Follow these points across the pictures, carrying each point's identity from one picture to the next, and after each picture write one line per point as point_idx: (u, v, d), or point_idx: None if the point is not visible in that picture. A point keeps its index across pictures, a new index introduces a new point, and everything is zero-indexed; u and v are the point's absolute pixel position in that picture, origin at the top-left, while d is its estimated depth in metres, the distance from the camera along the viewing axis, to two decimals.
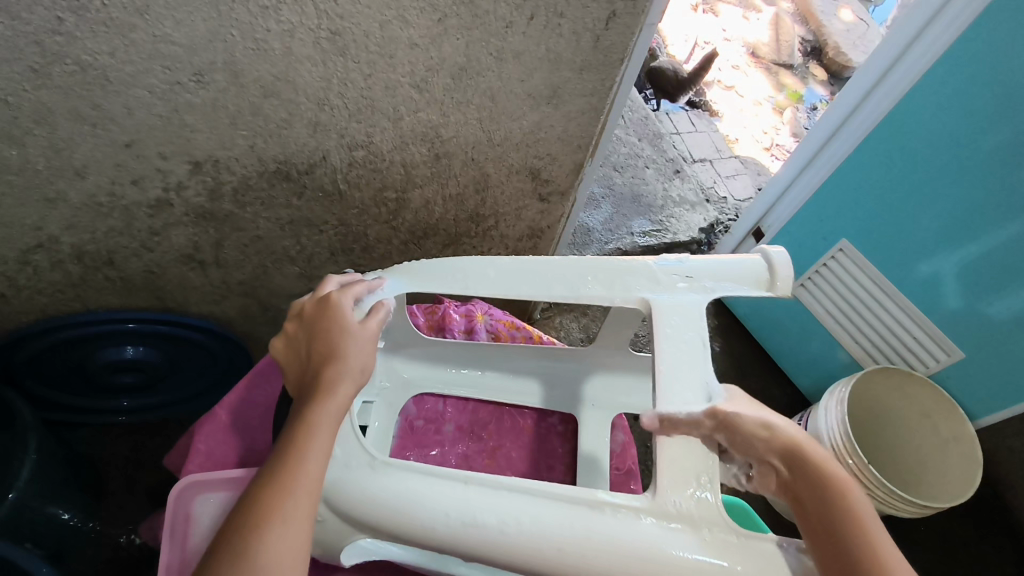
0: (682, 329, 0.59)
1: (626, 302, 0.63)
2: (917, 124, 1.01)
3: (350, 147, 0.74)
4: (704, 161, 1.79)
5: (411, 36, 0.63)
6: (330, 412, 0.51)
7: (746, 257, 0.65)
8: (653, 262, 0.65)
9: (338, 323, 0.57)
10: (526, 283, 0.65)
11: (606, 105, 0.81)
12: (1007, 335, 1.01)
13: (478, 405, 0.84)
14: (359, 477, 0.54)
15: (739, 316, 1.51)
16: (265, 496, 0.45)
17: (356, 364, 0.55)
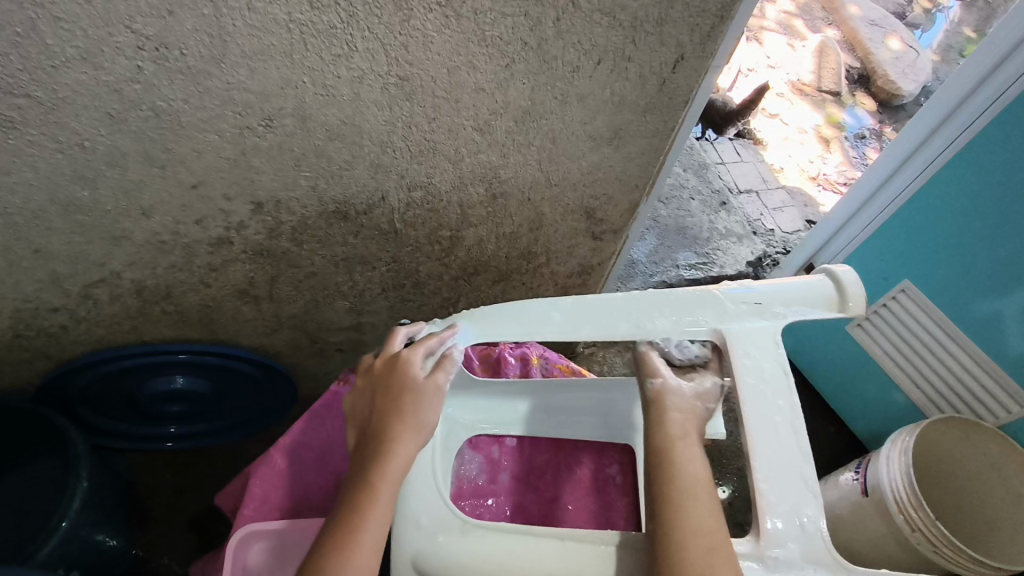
0: (758, 358, 0.58)
1: (694, 338, 0.61)
2: (988, 163, 0.96)
3: (408, 187, 0.74)
4: (750, 192, 1.75)
5: (477, 81, 0.63)
6: (392, 478, 0.51)
7: (813, 278, 0.62)
8: (719, 291, 0.62)
9: (405, 381, 0.56)
10: (591, 323, 0.61)
11: (666, 146, 0.79)
12: None
13: (534, 454, 0.81)
14: (452, 539, 0.53)
15: (791, 353, 1.45)
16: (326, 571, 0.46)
17: (417, 426, 0.54)
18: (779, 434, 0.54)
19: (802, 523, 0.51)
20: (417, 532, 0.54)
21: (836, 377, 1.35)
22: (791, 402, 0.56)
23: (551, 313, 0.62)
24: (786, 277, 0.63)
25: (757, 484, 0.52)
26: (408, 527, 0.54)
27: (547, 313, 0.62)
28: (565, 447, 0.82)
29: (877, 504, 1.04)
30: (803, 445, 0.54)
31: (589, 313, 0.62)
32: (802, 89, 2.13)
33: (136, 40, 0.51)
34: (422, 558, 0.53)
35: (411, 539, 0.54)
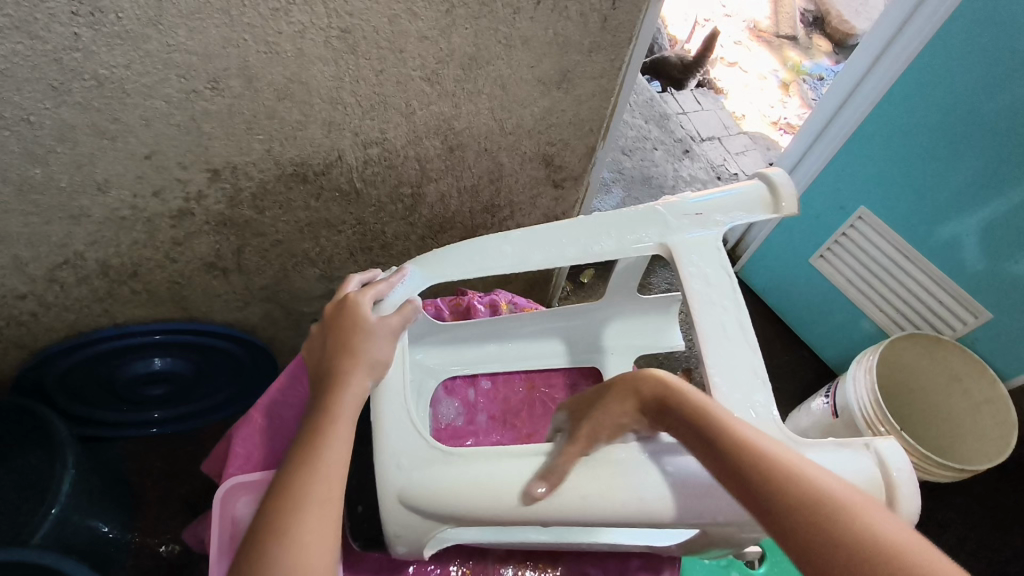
0: (702, 267, 0.59)
1: (640, 252, 0.61)
2: (935, 81, 0.98)
3: (364, 145, 0.74)
4: (712, 139, 1.78)
5: (419, 29, 0.63)
6: (346, 406, 0.53)
7: (747, 183, 0.62)
8: (660, 206, 0.62)
9: (359, 322, 0.58)
10: (540, 252, 0.62)
11: (616, 86, 0.81)
12: None
13: (509, 392, 0.80)
14: (431, 472, 0.53)
15: (760, 291, 1.49)
16: (291, 480, 0.48)
17: (368, 362, 0.57)
18: (730, 333, 0.56)
19: (753, 413, 0.53)
20: (400, 473, 0.53)
21: (806, 308, 1.38)
22: (737, 301, 0.57)
23: (501, 247, 0.63)
24: (724, 184, 0.63)
25: (711, 379, 0.55)
26: (389, 466, 0.53)
27: (498, 247, 0.63)
28: (538, 384, 0.80)
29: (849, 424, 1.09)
30: (752, 340, 0.56)
31: (539, 241, 0.63)
32: (760, 35, 2.16)
33: (68, 5, 0.51)
34: (408, 493, 0.52)
35: (393, 478, 0.53)
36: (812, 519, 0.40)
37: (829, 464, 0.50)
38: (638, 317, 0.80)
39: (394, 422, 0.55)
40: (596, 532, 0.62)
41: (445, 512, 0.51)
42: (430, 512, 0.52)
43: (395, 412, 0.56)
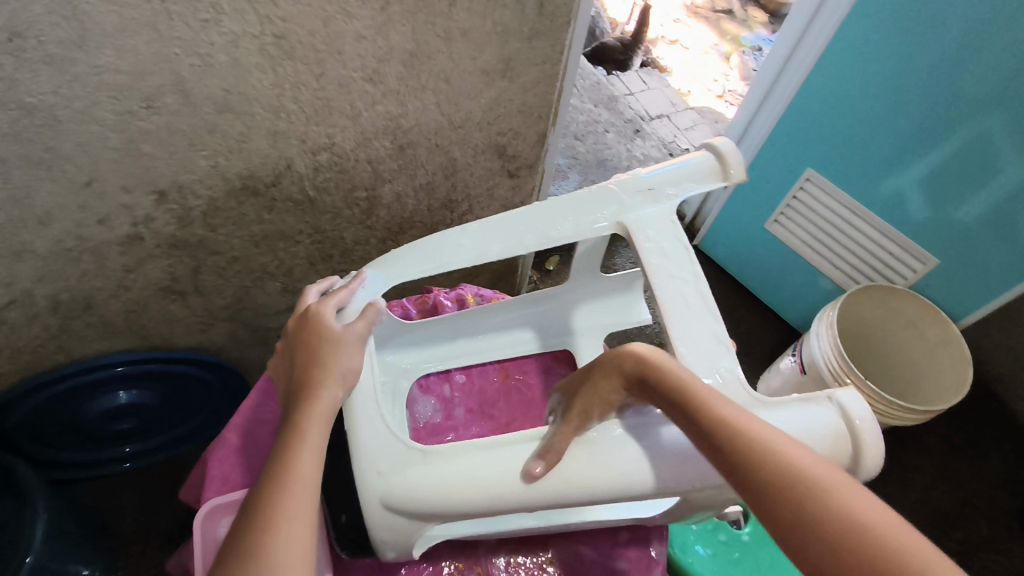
0: (658, 241, 0.60)
1: (598, 232, 0.61)
2: (865, 40, 1.01)
3: (313, 152, 0.73)
4: (661, 117, 1.80)
5: (356, 29, 0.62)
6: (319, 414, 0.51)
7: (693, 155, 0.63)
8: (612, 184, 0.62)
9: (324, 331, 0.57)
10: (497, 242, 0.62)
11: (559, 71, 0.81)
12: (979, 234, 1.04)
13: (483, 382, 0.79)
14: (410, 473, 0.52)
15: (721, 261, 1.52)
16: (263, 497, 0.45)
17: (339, 372, 0.55)
18: (690, 304, 0.57)
19: (718, 378, 0.54)
20: (380, 476, 0.52)
21: (767, 272, 1.42)
22: (694, 271, 0.59)
23: (460, 241, 0.63)
24: (672, 158, 0.64)
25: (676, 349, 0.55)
26: (367, 471, 0.53)
27: (457, 241, 0.63)
28: (511, 372, 0.79)
29: (818, 379, 1.13)
30: (711, 307, 0.57)
31: (496, 231, 0.63)
32: (697, 12, 2.20)
33: None
34: (387, 496, 0.52)
35: (373, 482, 0.52)
36: (782, 492, 0.41)
37: (793, 421, 0.51)
38: (604, 297, 0.81)
39: (368, 426, 0.55)
40: (584, 510, 0.63)
41: (425, 512, 0.51)
42: (413, 512, 0.52)
43: (369, 417, 0.55)
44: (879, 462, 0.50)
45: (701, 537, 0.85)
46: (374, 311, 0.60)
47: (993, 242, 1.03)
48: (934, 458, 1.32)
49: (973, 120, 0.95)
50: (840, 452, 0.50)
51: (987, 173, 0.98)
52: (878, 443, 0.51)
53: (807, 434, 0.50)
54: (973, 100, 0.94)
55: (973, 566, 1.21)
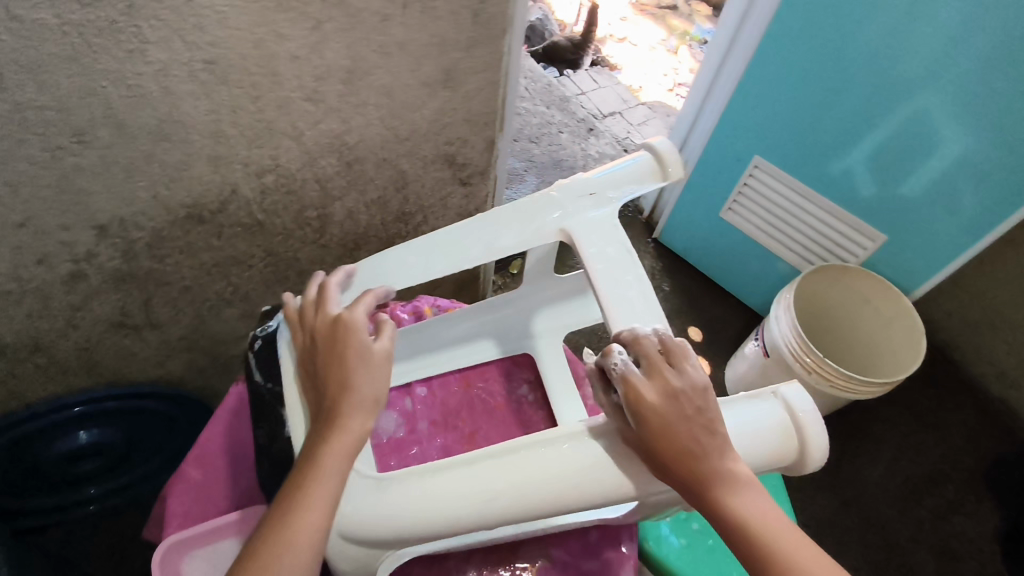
0: (603, 246, 0.59)
1: (542, 240, 0.62)
2: (799, 29, 1.04)
3: (257, 175, 0.72)
4: (614, 114, 1.82)
5: (289, 49, 0.62)
6: (347, 431, 0.53)
7: (634, 155, 0.63)
8: (553, 190, 0.62)
9: (359, 353, 0.56)
10: (440, 259, 0.63)
11: (501, 77, 0.82)
12: (922, 209, 1.07)
13: (445, 394, 0.78)
14: (364, 501, 0.52)
15: (681, 252, 1.55)
16: (270, 534, 0.48)
17: (368, 390, 0.55)
18: (634, 306, 0.56)
19: None
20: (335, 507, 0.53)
21: (725, 260, 1.45)
22: (637, 271, 0.58)
23: (406, 260, 0.64)
24: (613, 160, 0.63)
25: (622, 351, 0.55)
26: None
27: (403, 259, 0.64)
28: (473, 381, 0.80)
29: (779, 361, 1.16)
30: (655, 306, 0.57)
31: (441, 246, 0.63)
32: (643, 9, 2.24)
33: None
34: (345, 529, 0.52)
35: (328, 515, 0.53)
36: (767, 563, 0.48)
37: (743, 422, 0.52)
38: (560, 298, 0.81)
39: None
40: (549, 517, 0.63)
41: (385, 539, 0.51)
42: (373, 541, 0.52)
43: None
44: (825, 451, 0.51)
45: (676, 527, 0.86)
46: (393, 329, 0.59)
47: (935, 216, 1.07)
48: (900, 428, 1.36)
49: (909, 99, 0.99)
50: (783, 444, 0.51)
51: (927, 148, 1.01)
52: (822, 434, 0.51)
53: (755, 437, 0.51)
54: (906, 81, 0.97)
55: (943, 529, 1.25)
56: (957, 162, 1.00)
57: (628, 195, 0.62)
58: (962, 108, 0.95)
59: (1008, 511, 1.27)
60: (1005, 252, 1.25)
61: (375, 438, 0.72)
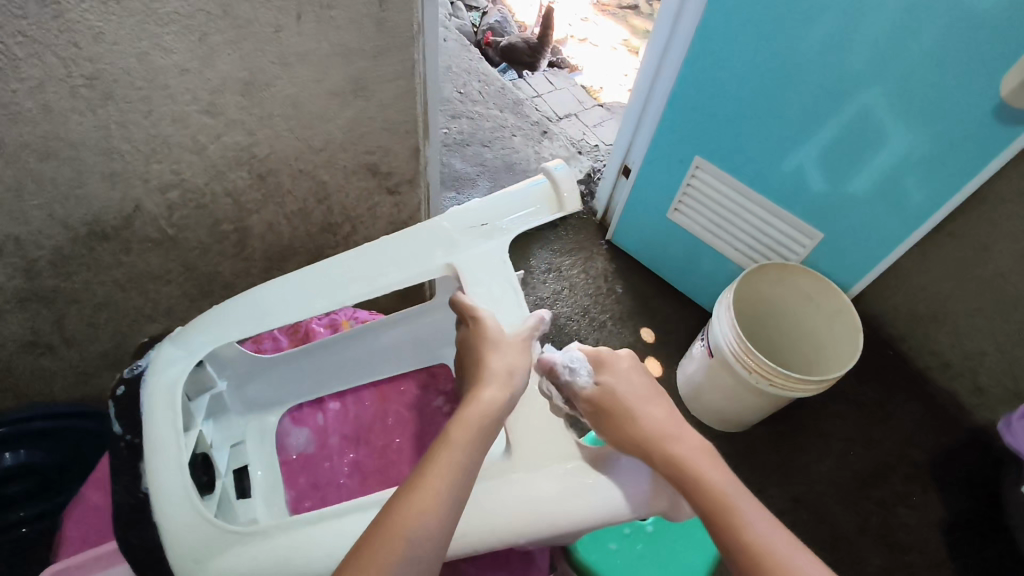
0: (489, 283, 0.61)
1: (432, 273, 0.61)
2: (728, 34, 1.02)
3: (161, 190, 0.71)
4: (570, 117, 1.82)
5: (177, 62, 0.60)
6: (473, 421, 0.53)
7: (532, 180, 0.62)
8: (444, 221, 0.62)
9: (489, 333, 0.57)
10: (320, 294, 0.60)
11: (417, 85, 0.80)
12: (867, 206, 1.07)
13: (358, 409, 0.76)
14: (227, 556, 0.50)
15: (633, 252, 1.55)
16: (385, 521, 0.47)
17: (502, 376, 0.55)
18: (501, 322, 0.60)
19: None
20: (195, 567, 0.50)
21: (674, 260, 1.45)
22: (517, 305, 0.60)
23: (284, 295, 0.60)
24: (510, 187, 0.62)
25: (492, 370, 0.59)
26: (180, 562, 0.50)
27: (280, 295, 0.60)
28: (388, 395, 0.77)
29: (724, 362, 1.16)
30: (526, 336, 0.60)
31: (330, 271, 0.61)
32: (605, 9, 2.28)
33: None
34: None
35: (188, 571, 0.50)
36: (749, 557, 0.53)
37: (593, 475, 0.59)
38: None
39: (180, 515, 0.52)
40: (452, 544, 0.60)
41: None
42: None
43: (177, 510, 0.52)
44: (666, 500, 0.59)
45: (608, 534, 0.87)
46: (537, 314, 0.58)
47: (880, 213, 1.06)
48: (850, 423, 1.37)
49: (845, 100, 0.97)
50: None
51: (871, 145, 1.00)
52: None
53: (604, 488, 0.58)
54: (849, 80, 0.95)
55: (891, 522, 1.26)
56: (900, 159, 0.98)
57: (522, 225, 0.62)
58: (902, 106, 0.93)
59: (952, 501, 1.29)
60: (946, 246, 1.26)
61: (284, 454, 0.72)
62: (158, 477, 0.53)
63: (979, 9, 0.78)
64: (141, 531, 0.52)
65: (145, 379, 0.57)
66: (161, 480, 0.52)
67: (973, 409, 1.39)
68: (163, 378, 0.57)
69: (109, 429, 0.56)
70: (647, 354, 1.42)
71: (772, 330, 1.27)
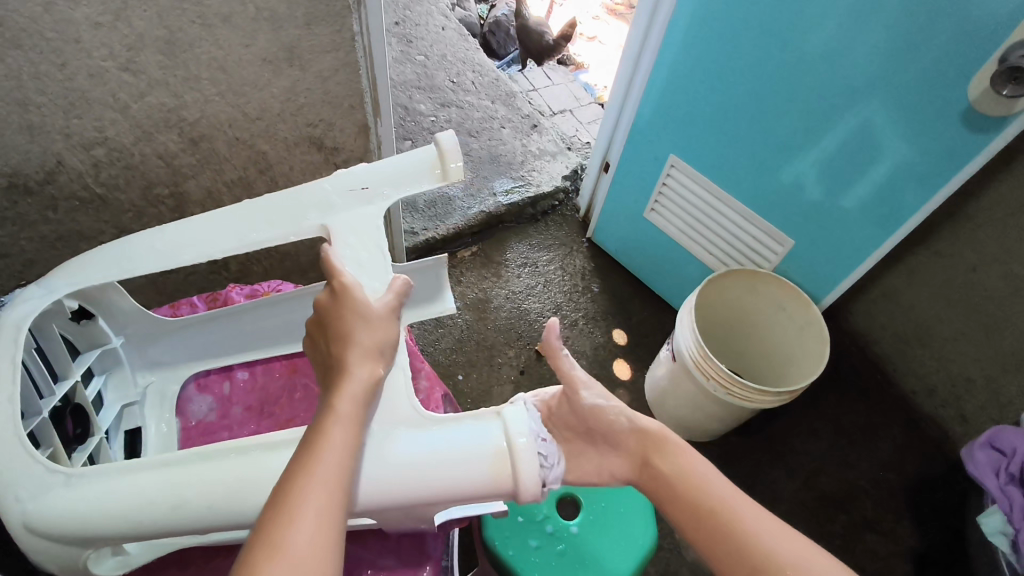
0: (357, 249, 0.58)
1: (305, 233, 0.60)
2: (705, 24, 0.98)
3: (84, 147, 0.70)
4: (563, 113, 1.80)
5: (88, 15, 0.59)
6: (350, 398, 0.49)
7: (421, 151, 0.61)
8: (326, 182, 0.61)
9: (355, 307, 0.53)
10: (188, 247, 0.60)
11: (358, 59, 0.79)
12: (847, 216, 1.02)
13: (266, 380, 0.77)
14: (50, 498, 0.50)
15: (612, 253, 1.52)
16: (273, 510, 0.42)
17: (373, 348, 0.52)
18: (365, 269, 0.57)
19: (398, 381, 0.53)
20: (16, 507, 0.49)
21: (650, 263, 1.42)
22: (385, 278, 0.57)
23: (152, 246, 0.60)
24: (398, 155, 0.61)
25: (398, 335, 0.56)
26: (5, 502, 0.50)
27: (149, 245, 0.60)
28: (299, 368, 0.77)
29: (682, 366, 1.12)
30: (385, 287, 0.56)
31: (215, 234, 0.60)
32: (616, 10, 2.24)
33: None
34: (33, 521, 0.49)
35: (11, 511, 0.49)
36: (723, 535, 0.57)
37: (462, 441, 0.49)
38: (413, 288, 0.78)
39: (11, 461, 0.51)
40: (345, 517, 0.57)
41: (76, 535, 0.49)
42: (64, 539, 0.49)
43: (6, 449, 0.50)
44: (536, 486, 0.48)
45: (529, 530, 0.83)
46: (404, 284, 0.55)
47: (858, 223, 1.01)
48: (823, 441, 1.30)
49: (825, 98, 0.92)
50: (497, 475, 0.49)
51: (859, 152, 0.94)
52: (535, 468, 0.49)
53: (470, 455, 0.49)
54: (840, 85, 0.89)
55: (856, 547, 1.19)
56: (894, 171, 0.92)
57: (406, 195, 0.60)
58: (897, 114, 0.87)
59: (924, 531, 1.21)
60: (930, 263, 1.21)
61: (183, 421, 0.75)
62: None
63: (983, 16, 0.73)
64: None
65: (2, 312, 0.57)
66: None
67: (958, 438, 1.31)
68: (15, 313, 0.57)
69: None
70: (616, 355, 1.38)
71: (739, 334, 1.23)
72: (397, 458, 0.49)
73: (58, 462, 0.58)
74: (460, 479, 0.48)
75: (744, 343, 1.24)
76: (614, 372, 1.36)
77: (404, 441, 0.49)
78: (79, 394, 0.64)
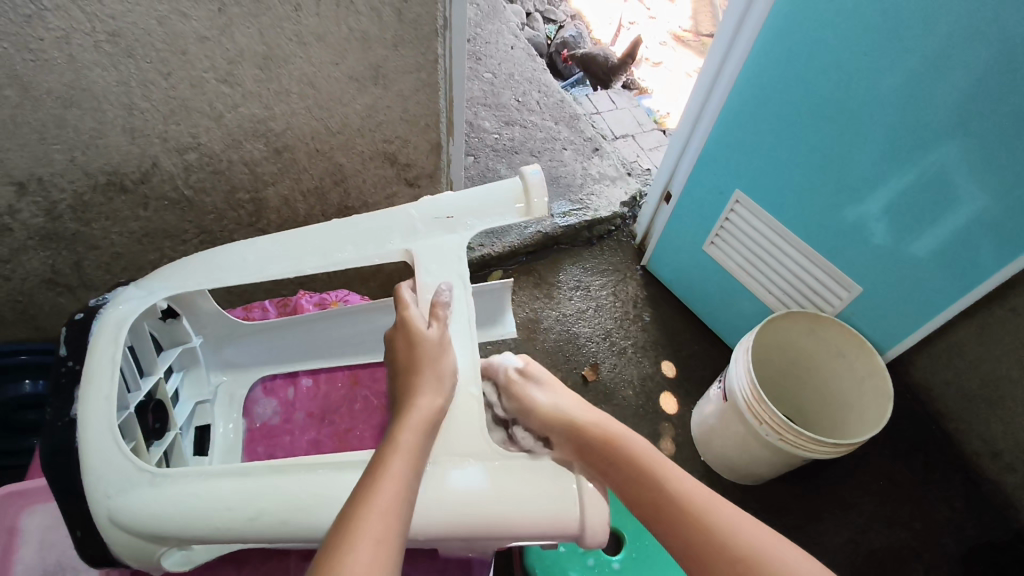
0: (437, 277, 0.60)
1: (387, 257, 0.62)
2: (782, 62, 0.97)
3: (178, 151, 0.74)
4: (625, 137, 1.80)
5: (196, 29, 0.62)
6: (415, 426, 0.51)
7: (506, 182, 0.63)
8: (412, 208, 0.63)
9: (422, 343, 0.56)
10: (277, 262, 0.62)
11: (439, 80, 0.81)
12: (921, 267, 0.98)
13: (329, 388, 0.82)
14: (135, 495, 0.52)
15: (666, 282, 1.50)
16: (337, 530, 0.43)
17: (437, 376, 0.54)
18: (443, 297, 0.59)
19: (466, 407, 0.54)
20: (105, 500, 0.52)
21: (704, 295, 1.40)
22: (465, 309, 0.58)
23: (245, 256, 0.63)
24: (480, 184, 0.63)
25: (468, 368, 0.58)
26: (92, 493, 0.52)
27: (241, 257, 0.63)
28: (360, 379, 0.82)
29: (735, 408, 1.10)
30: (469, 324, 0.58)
31: (299, 251, 0.63)
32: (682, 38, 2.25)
33: None
34: (117, 514, 0.52)
35: (98, 504, 0.52)
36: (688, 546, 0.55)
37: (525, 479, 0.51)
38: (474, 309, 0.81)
39: (105, 456, 0.53)
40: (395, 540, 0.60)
41: (156, 532, 0.51)
42: (144, 533, 0.52)
43: (100, 444, 0.53)
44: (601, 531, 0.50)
45: (569, 563, 0.82)
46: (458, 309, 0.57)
47: (932, 275, 0.97)
48: (876, 497, 1.25)
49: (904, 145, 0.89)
50: (559, 514, 0.50)
51: (938, 203, 0.91)
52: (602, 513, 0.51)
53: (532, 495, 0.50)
54: (922, 132, 0.87)
55: None
56: (974, 223, 0.89)
57: (488, 224, 0.62)
58: (985, 166, 0.84)
59: None
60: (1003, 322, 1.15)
61: (249, 421, 0.79)
62: (87, 407, 0.54)
63: None
64: (61, 470, 0.53)
65: (102, 312, 0.60)
66: (90, 418, 0.54)
67: None
68: (117, 312, 0.60)
69: (56, 352, 0.58)
70: (664, 388, 1.36)
71: (792, 377, 1.20)
72: (465, 490, 0.50)
73: (138, 455, 0.60)
74: (523, 515, 0.50)
75: (798, 386, 1.21)
76: (661, 406, 1.34)
77: (463, 473, 0.51)
78: (161, 392, 0.67)
